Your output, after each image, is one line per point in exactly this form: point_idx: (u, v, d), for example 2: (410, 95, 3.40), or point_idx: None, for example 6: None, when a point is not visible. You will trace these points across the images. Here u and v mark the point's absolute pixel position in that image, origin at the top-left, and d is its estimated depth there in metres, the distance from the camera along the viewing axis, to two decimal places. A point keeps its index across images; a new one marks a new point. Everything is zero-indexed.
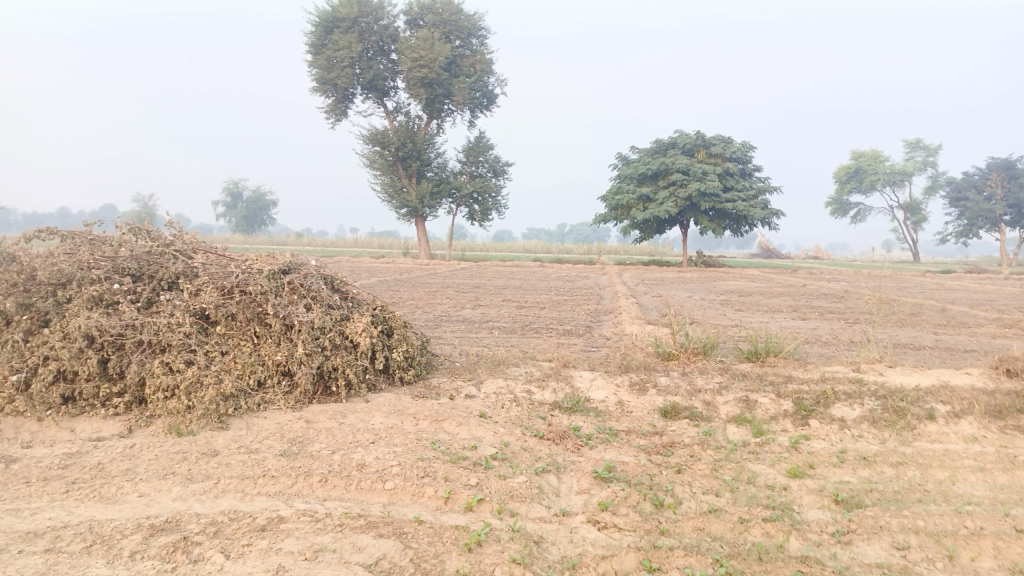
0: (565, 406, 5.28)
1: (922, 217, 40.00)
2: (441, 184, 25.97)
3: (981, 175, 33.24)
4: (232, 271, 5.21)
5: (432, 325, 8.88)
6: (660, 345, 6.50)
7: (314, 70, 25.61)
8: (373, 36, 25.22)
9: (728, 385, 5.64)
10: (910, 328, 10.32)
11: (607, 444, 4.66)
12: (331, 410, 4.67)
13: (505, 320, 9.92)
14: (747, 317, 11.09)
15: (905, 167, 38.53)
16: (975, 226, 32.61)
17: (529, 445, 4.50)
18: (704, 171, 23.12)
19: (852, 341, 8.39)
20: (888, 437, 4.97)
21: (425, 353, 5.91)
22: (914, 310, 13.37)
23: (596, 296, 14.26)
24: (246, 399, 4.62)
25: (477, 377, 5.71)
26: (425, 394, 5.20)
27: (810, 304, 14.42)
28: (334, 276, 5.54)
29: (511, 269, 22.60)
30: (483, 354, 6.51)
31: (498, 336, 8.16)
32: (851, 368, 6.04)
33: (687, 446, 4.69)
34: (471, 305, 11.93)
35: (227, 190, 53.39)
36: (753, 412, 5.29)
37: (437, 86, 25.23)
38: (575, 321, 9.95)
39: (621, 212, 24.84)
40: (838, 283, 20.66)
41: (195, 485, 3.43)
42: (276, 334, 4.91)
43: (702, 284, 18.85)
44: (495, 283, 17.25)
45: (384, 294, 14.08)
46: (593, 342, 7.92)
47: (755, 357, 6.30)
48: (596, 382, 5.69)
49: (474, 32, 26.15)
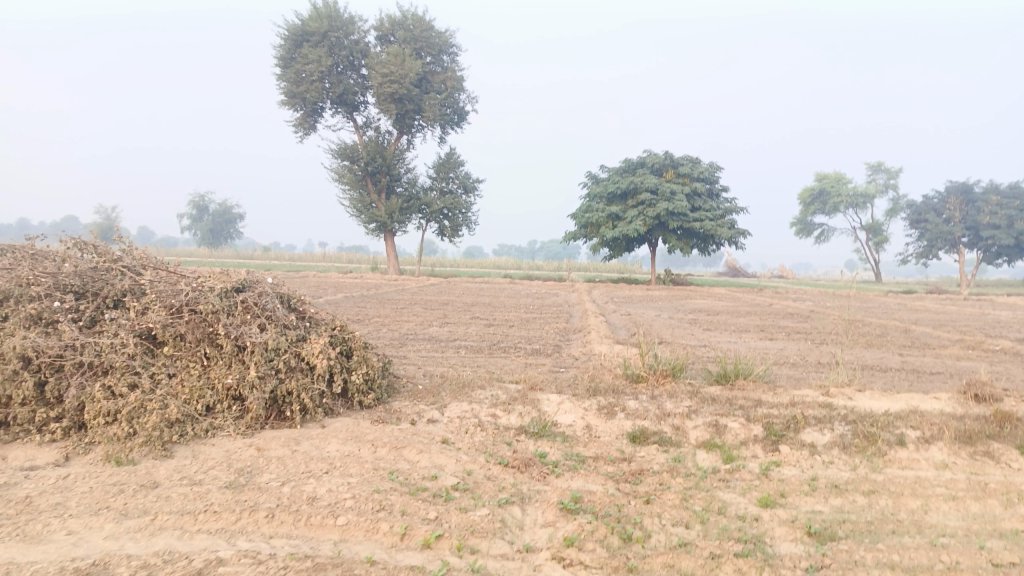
0: (531, 431, 5.10)
1: (884, 238, 40.82)
2: (411, 200, 25.76)
3: (940, 198, 34.03)
4: (182, 288, 4.97)
5: (397, 344, 8.65)
6: (629, 367, 6.36)
7: (283, 84, 25.30)
8: (343, 51, 25.02)
9: (698, 408, 5.52)
10: (876, 349, 10.37)
11: (573, 472, 4.50)
12: (284, 436, 4.43)
13: (472, 339, 9.73)
14: (716, 337, 11.04)
15: (867, 189, 39.34)
16: (935, 248, 33.34)
17: (493, 474, 4.31)
18: (673, 190, 23.27)
19: (820, 363, 8.37)
20: (859, 463, 4.88)
21: (386, 375, 5.70)
22: (879, 331, 13.49)
23: (566, 314, 14.15)
24: (193, 425, 4.36)
25: (440, 400, 5.50)
26: (385, 419, 4.99)
27: (778, 323, 14.48)
28: (291, 295, 5.31)
29: (481, 286, 22.44)
30: (448, 376, 6.31)
31: (464, 356, 7.96)
32: (820, 391, 5.96)
33: (656, 474, 4.55)
34: (439, 323, 11.72)
35: (192, 202, 52.48)
36: (723, 437, 5.17)
37: (407, 102, 25.09)
38: (543, 340, 9.80)
39: (591, 230, 24.85)
40: (805, 303, 20.86)
41: (129, 521, 3.17)
42: (227, 356, 4.67)
43: (671, 302, 18.89)
44: (464, 299, 17.06)
45: (350, 310, 13.80)
46: (561, 362, 7.77)
47: (725, 380, 6.19)
48: (563, 406, 5.52)
49: (445, 49, 26.10)
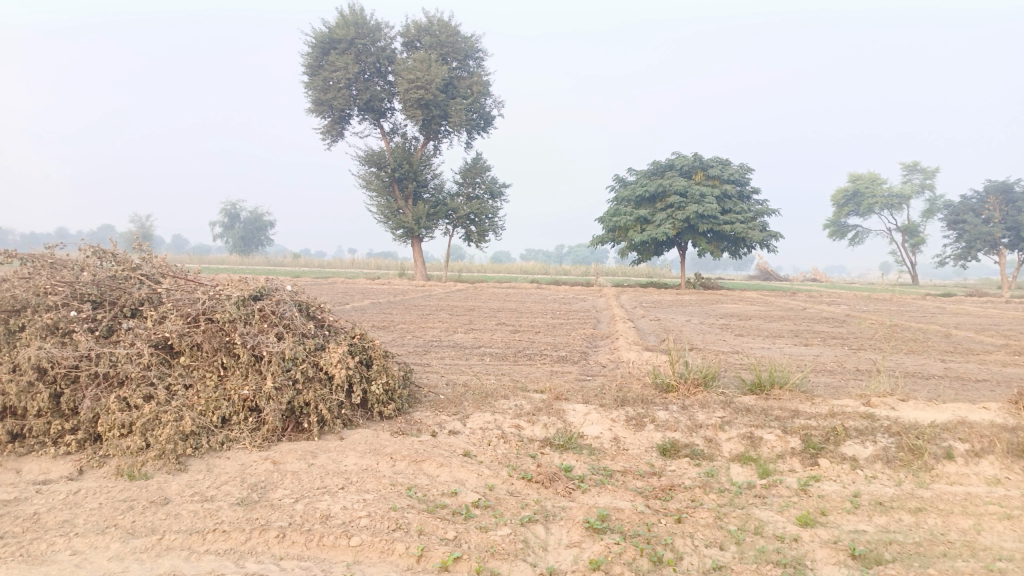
0: (556, 443, 4.91)
1: (920, 239, 39.84)
2: (437, 206, 25.71)
3: (979, 198, 33.10)
4: (199, 297, 4.88)
5: (420, 352, 8.51)
6: (658, 376, 6.13)
7: (311, 91, 25.46)
8: (370, 57, 25.10)
9: (731, 419, 5.27)
10: (916, 356, 9.97)
11: (600, 487, 4.30)
12: (301, 450, 4.30)
13: (498, 345, 9.56)
14: (748, 343, 10.73)
15: (903, 190, 38.41)
16: (974, 249, 32.41)
17: (516, 489, 4.13)
18: (702, 193, 22.91)
19: (858, 370, 8.05)
20: (904, 479, 4.61)
21: (408, 385, 5.54)
22: (919, 336, 13.04)
23: (594, 319, 13.91)
24: (209, 437, 4.25)
25: (462, 410, 5.33)
26: (405, 430, 4.83)
27: (812, 329, 14.09)
28: (310, 303, 5.18)
29: (508, 291, 22.31)
30: (471, 385, 6.14)
31: (489, 364, 7.79)
32: (861, 401, 5.68)
33: (687, 490, 4.33)
34: (464, 330, 11.56)
35: (224, 210, 53.19)
36: (758, 450, 4.92)
37: (434, 107, 25.07)
38: (570, 347, 9.59)
39: (619, 234, 24.56)
40: (839, 307, 20.34)
41: (136, 541, 3.06)
42: (243, 366, 4.56)
43: (701, 307, 18.54)
44: (491, 305, 16.90)
45: (376, 317, 13.72)
46: (588, 370, 7.56)
47: (759, 389, 5.93)
48: (590, 416, 5.32)
49: (471, 54, 26.05)
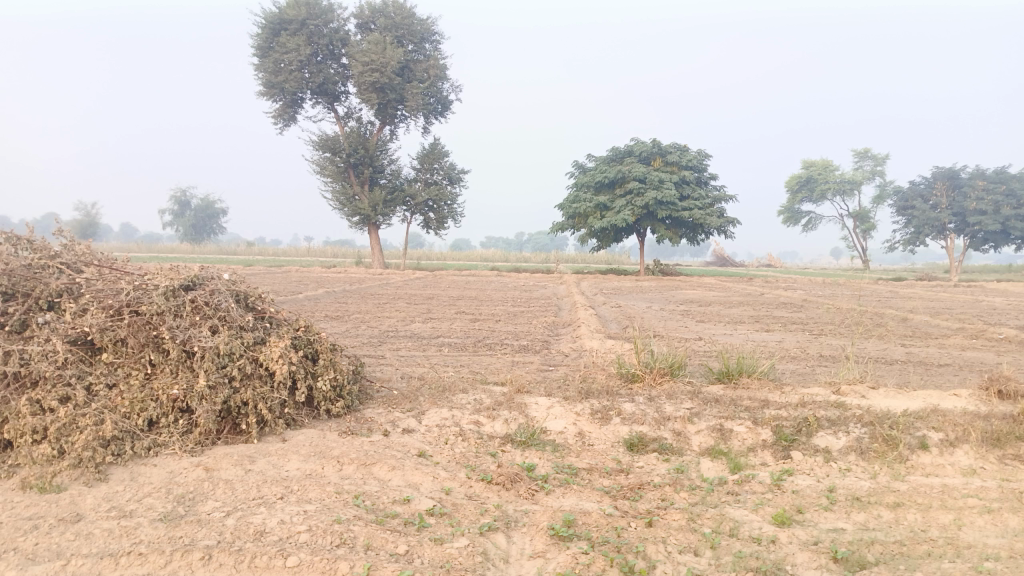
0: (518, 440, 4.61)
1: (871, 225, 40.63)
2: (394, 192, 25.16)
3: (927, 184, 33.78)
4: (123, 287, 4.43)
5: (375, 343, 8.12)
6: (624, 366, 5.87)
7: (261, 73, 24.59)
8: (322, 39, 24.32)
9: (700, 411, 5.04)
10: (878, 340, 9.94)
11: (565, 487, 4.01)
12: (238, 455, 3.91)
13: (456, 335, 9.21)
14: (710, 329, 10.59)
15: (854, 177, 39.04)
16: (922, 234, 33.12)
17: (474, 493, 3.81)
18: (661, 179, 22.81)
19: (823, 356, 7.93)
20: (879, 471, 4.43)
21: (359, 380, 5.17)
22: (876, 320, 13.10)
23: (555, 306, 13.66)
24: (133, 443, 3.83)
25: (417, 406, 4.99)
26: (355, 430, 4.47)
27: (772, 314, 14.06)
28: (248, 293, 4.77)
29: (467, 278, 21.95)
30: (427, 378, 5.80)
31: (447, 355, 7.46)
32: (832, 389, 5.49)
33: (657, 488, 4.07)
34: (422, 319, 11.18)
35: (173, 197, 51.54)
36: (729, 444, 4.70)
37: (389, 91, 24.45)
38: (531, 336, 9.29)
39: (578, 221, 24.36)
40: (796, 292, 20.51)
41: (35, 569, 2.66)
42: (173, 363, 4.14)
43: (662, 293, 18.47)
44: (450, 293, 16.51)
45: (330, 306, 13.24)
46: (550, 360, 7.28)
47: (727, 379, 5.72)
48: (553, 410, 5.03)
49: (427, 36, 25.46)
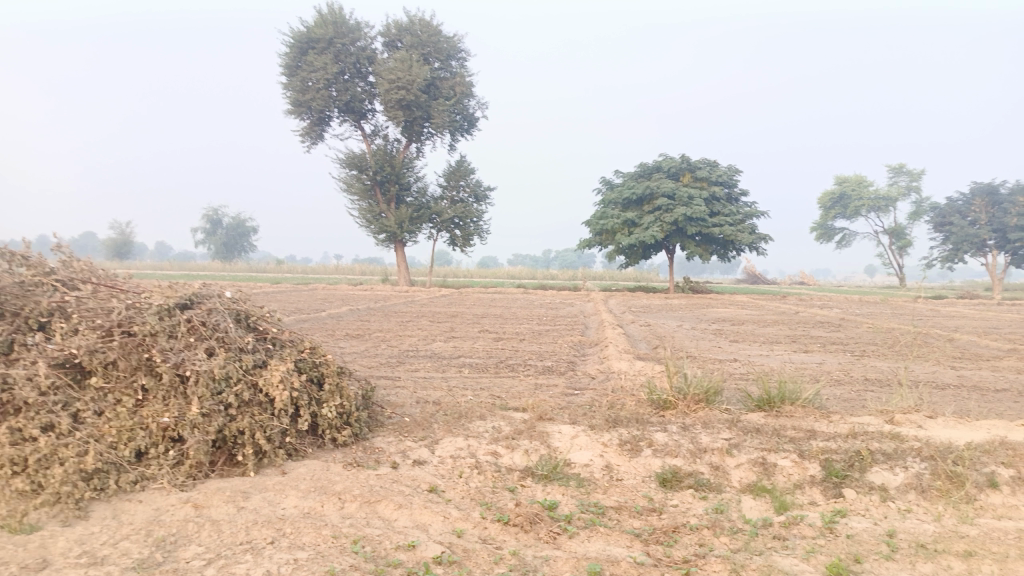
0: (540, 474, 4.22)
1: (907, 242, 39.54)
2: (421, 210, 24.99)
3: (965, 200, 32.77)
4: (117, 307, 4.14)
5: (393, 364, 7.79)
6: (654, 392, 5.44)
7: (289, 92, 24.68)
8: (349, 58, 24.35)
9: (739, 442, 4.59)
10: (925, 362, 9.36)
11: (591, 530, 3.60)
12: (230, 490, 3.57)
13: (477, 356, 8.83)
14: (744, 350, 10.07)
15: (889, 192, 38.06)
16: (960, 251, 32.08)
17: (489, 536, 3.43)
18: (690, 195, 22.33)
19: (868, 380, 7.40)
20: (944, 512, 3.94)
21: (368, 406, 4.82)
22: (920, 340, 12.43)
23: (582, 325, 13.24)
24: (119, 476, 3.52)
25: (431, 435, 4.62)
26: (362, 461, 4.12)
27: (809, 333, 13.47)
28: (249, 313, 4.45)
29: (492, 296, 21.61)
30: (443, 403, 5.43)
31: (466, 377, 7.08)
32: (884, 419, 5.00)
33: (694, 531, 3.64)
34: (444, 338, 10.85)
35: (205, 216, 52.23)
36: (772, 480, 4.25)
37: (416, 109, 24.39)
38: (556, 356, 8.87)
39: (606, 237, 23.95)
40: (832, 310, 19.85)
41: None
42: (165, 389, 3.83)
43: (692, 311, 17.96)
44: (474, 311, 16.15)
45: (351, 325, 12.96)
46: (576, 382, 6.87)
47: (768, 406, 5.25)
48: (578, 440, 4.62)
49: (454, 54, 25.34)
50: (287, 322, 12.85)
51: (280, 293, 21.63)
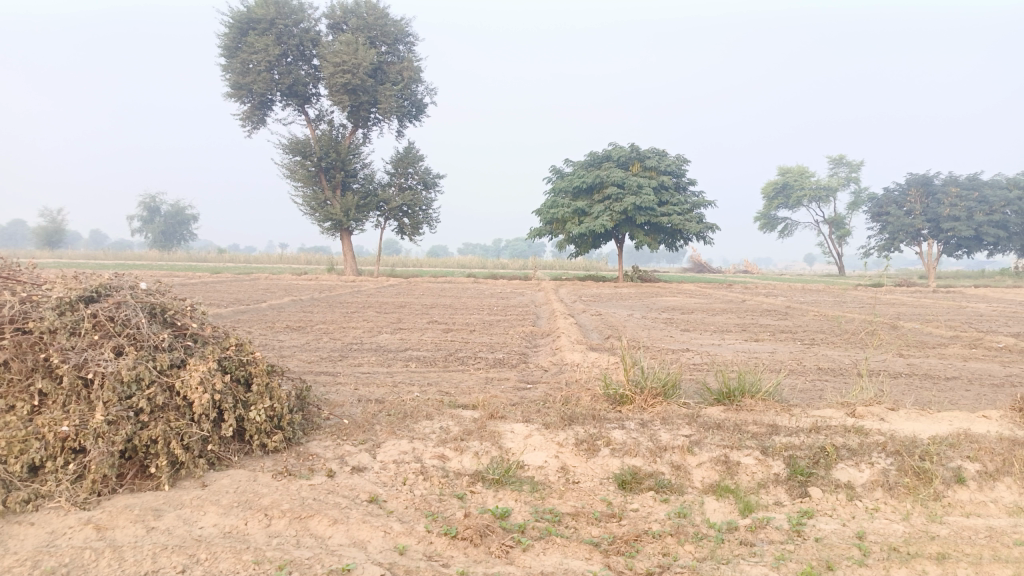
0: (491, 478, 3.90)
1: (846, 231, 40.52)
2: (367, 197, 24.32)
3: (901, 191, 33.72)
4: (8, 300, 3.63)
5: (335, 359, 7.35)
6: (610, 386, 5.17)
7: (228, 74, 23.67)
8: (292, 39, 23.48)
9: (700, 439, 4.36)
10: (875, 351, 9.37)
11: (546, 541, 3.29)
12: (139, 509, 3.14)
13: (425, 348, 8.45)
14: (697, 340, 9.93)
15: (830, 183, 38.91)
16: (897, 241, 33.00)
17: (435, 553, 3.10)
18: (640, 184, 22.26)
19: (822, 370, 7.31)
20: (912, 511, 3.77)
21: (303, 407, 4.42)
22: (866, 328, 12.54)
23: (533, 315, 12.97)
24: (7, 494, 3.06)
25: (372, 438, 4.25)
26: (295, 469, 3.74)
27: (759, 322, 13.51)
28: (166, 306, 3.99)
29: (441, 286, 21.17)
30: (386, 402, 5.05)
31: (413, 371, 6.70)
32: (846, 412, 4.84)
33: (657, 539, 3.38)
34: (391, 329, 10.43)
35: (142, 203, 50.22)
36: (736, 479, 4.03)
37: (362, 93, 23.68)
38: (507, 348, 8.55)
39: (556, 226, 23.75)
40: (778, 299, 20.05)
41: None
42: (65, 394, 3.36)
43: (643, 300, 17.89)
44: (423, 301, 15.72)
45: (294, 316, 12.39)
46: (528, 376, 6.59)
47: (728, 400, 5.04)
48: (531, 440, 4.31)
49: (401, 38, 24.64)
50: (225, 313, 12.24)
51: (220, 283, 20.76)
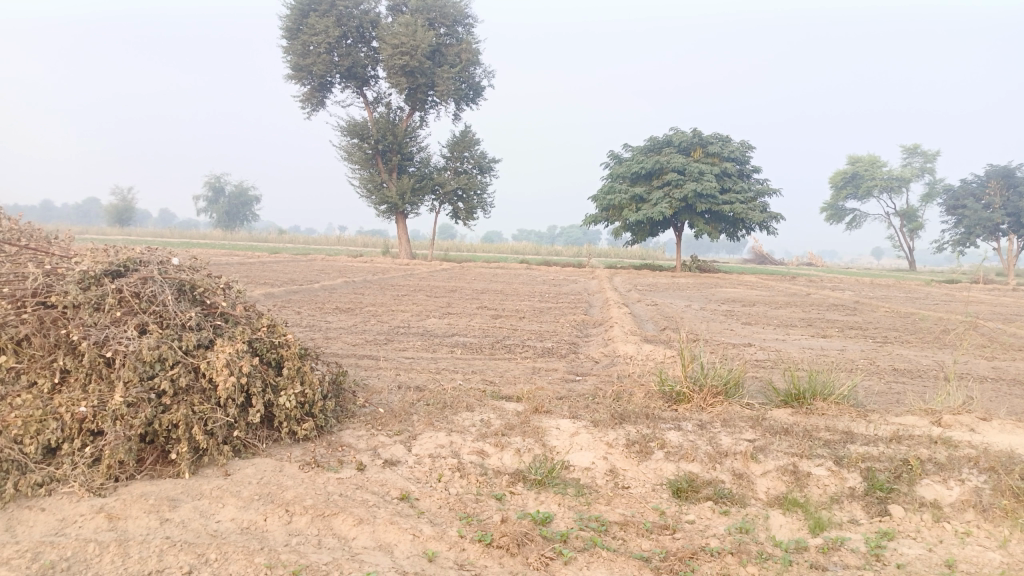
0: (532, 479, 3.60)
1: (919, 224, 38.63)
2: (423, 180, 24.21)
3: (979, 183, 31.89)
4: (32, 272, 3.50)
5: (380, 343, 7.15)
6: (666, 382, 4.81)
7: (289, 56, 23.82)
8: (352, 21, 23.44)
9: (765, 445, 3.96)
10: (955, 351, 8.68)
11: (590, 554, 2.97)
12: (155, 497, 2.96)
13: (473, 334, 8.19)
14: (758, 334, 9.39)
15: (902, 173, 37.12)
16: (973, 235, 31.26)
17: (466, 561, 2.82)
18: (701, 170, 21.54)
19: (897, 370, 6.75)
20: (1011, 537, 3.29)
21: (338, 393, 4.20)
22: (943, 327, 11.72)
23: (586, 304, 12.60)
24: (22, 477, 2.91)
25: (408, 429, 3.99)
26: (323, 460, 3.51)
27: (824, 317, 12.83)
28: (196, 284, 3.80)
29: (495, 271, 20.91)
30: (427, 391, 4.79)
31: (458, 358, 6.45)
32: (930, 420, 4.34)
33: (715, 557, 3.02)
34: (439, 314, 10.22)
35: (207, 184, 51.49)
36: (806, 492, 3.62)
37: (420, 75, 23.52)
38: (558, 337, 8.21)
39: (613, 213, 23.22)
40: (845, 293, 19.12)
41: None
42: (85, 372, 3.21)
43: (700, 291, 17.28)
44: (474, 286, 15.49)
45: (344, 298, 12.30)
46: (578, 367, 6.25)
47: (795, 402, 4.61)
48: (578, 439, 3.98)
49: (460, 20, 24.32)
50: (277, 292, 12.26)
51: (277, 262, 20.99)
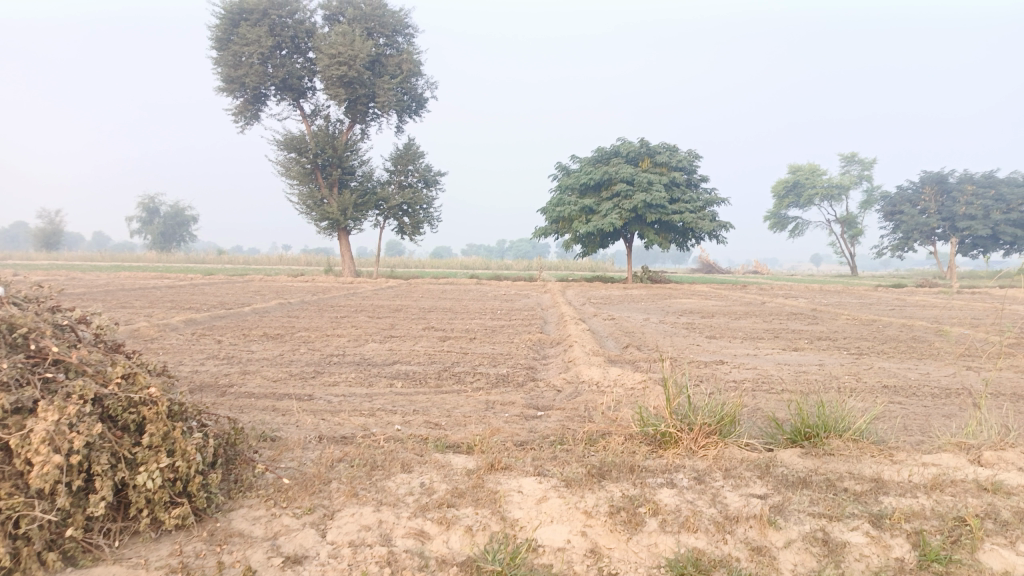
0: (489, 570, 2.65)
1: (858, 231, 39.15)
2: (365, 195, 23.06)
3: (915, 188, 32.35)
4: None
5: (307, 377, 6.10)
6: (648, 421, 3.96)
7: (220, 67, 22.50)
8: (286, 31, 22.21)
9: (783, 504, 3.13)
10: (937, 363, 8.07)
11: None
12: None
13: (417, 361, 7.21)
14: (728, 349, 8.65)
15: (841, 181, 37.55)
16: (911, 240, 31.58)
17: None
18: (650, 180, 20.98)
19: (890, 388, 6.05)
20: None
21: (228, 458, 3.20)
22: (911, 334, 11.20)
23: (540, 321, 11.74)
24: None
25: (324, 504, 3.03)
26: (196, 565, 2.51)
27: (787, 327, 12.24)
28: (19, 324, 2.79)
29: (443, 287, 19.94)
30: (355, 444, 3.82)
31: (398, 393, 5.49)
32: (970, 460, 3.56)
33: None
34: (380, 338, 9.19)
35: (140, 205, 49.06)
36: (844, 569, 2.75)
37: (359, 86, 22.47)
38: (513, 361, 7.30)
39: (563, 225, 22.51)
40: (800, 300, 18.74)
41: None
42: None
43: (656, 303, 16.65)
44: (421, 305, 14.47)
45: (274, 322, 11.12)
46: (538, 399, 5.36)
47: (803, 440, 3.82)
48: (548, 507, 3.08)
49: (400, 29, 23.34)
50: (199, 318, 11.02)
51: (208, 285, 19.60)
